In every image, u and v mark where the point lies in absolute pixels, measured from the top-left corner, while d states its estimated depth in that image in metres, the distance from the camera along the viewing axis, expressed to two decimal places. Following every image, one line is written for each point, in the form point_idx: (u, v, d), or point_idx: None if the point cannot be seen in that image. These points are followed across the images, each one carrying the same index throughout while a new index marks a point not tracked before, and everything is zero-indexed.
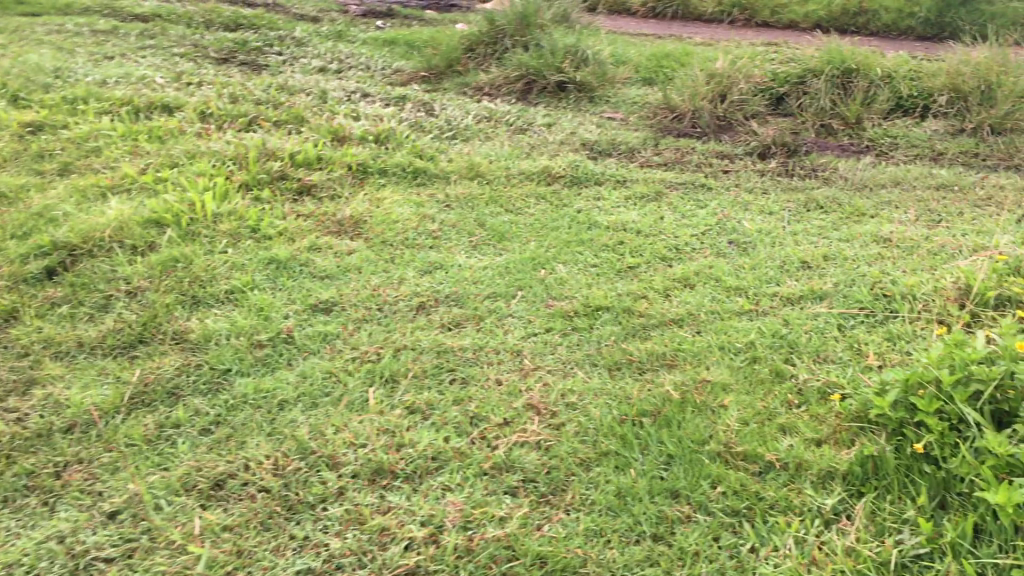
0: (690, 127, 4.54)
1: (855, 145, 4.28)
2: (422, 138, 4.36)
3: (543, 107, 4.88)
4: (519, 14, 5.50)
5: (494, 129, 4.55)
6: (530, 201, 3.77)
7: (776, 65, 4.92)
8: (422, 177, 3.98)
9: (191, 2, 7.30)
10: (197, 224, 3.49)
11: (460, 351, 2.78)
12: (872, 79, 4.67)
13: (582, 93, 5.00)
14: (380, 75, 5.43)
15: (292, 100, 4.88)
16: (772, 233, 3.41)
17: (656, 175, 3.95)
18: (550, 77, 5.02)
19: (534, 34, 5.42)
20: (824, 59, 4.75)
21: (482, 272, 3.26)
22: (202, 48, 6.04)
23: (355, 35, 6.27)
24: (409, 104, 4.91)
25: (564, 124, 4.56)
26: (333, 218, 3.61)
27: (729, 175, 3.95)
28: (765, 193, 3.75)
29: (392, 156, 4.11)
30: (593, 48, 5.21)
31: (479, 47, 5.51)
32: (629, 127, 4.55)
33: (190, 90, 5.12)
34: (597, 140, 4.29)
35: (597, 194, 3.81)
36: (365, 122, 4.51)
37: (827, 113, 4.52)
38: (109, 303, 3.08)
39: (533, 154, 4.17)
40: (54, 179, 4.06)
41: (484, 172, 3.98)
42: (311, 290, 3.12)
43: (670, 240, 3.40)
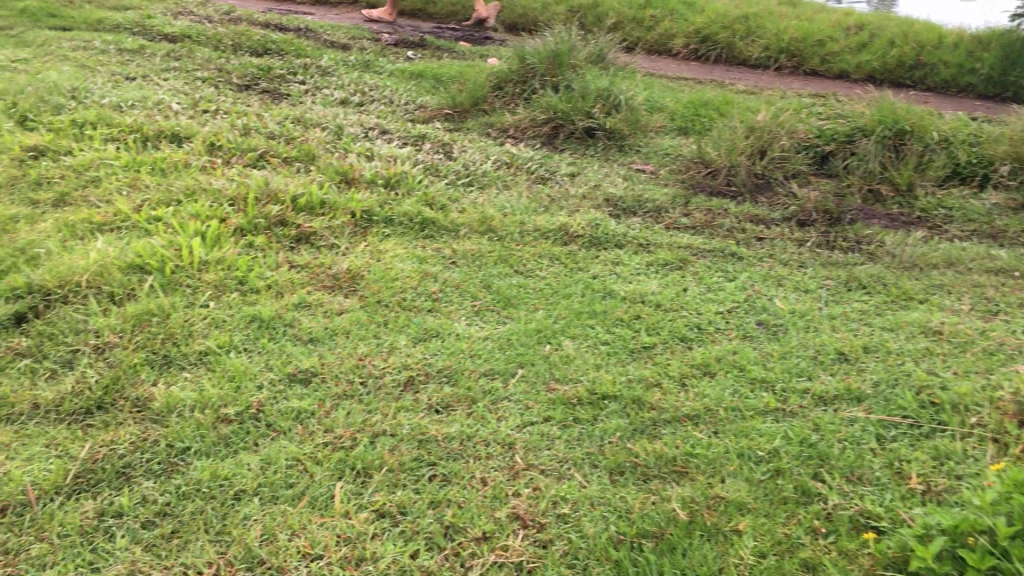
0: (725, 185, 4.24)
1: (905, 216, 3.96)
2: (436, 183, 4.09)
3: (569, 153, 4.60)
4: (552, 52, 5.21)
5: (513, 176, 4.27)
6: (543, 261, 3.48)
7: (823, 121, 4.66)
8: (429, 229, 3.71)
9: (222, 23, 7.14)
10: (183, 272, 3.21)
11: (444, 442, 2.48)
12: (928, 143, 4.35)
13: (611, 141, 4.71)
14: (403, 110, 5.21)
15: (306, 135, 4.64)
16: (807, 316, 3.10)
17: (683, 239, 3.64)
18: (579, 122, 4.74)
19: (566, 74, 5.15)
20: (876, 117, 4.43)
21: (480, 344, 2.96)
22: (225, 73, 5.85)
23: (383, 65, 6.06)
24: (428, 144, 4.66)
25: (590, 175, 4.28)
26: (327, 271, 3.34)
27: (764, 244, 3.64)
28: (801, 266, 3.46)
29: (400, 204, 3.84)
30: (627, 93, 4.94)
31: (508, 84, 5.31)
32: (659, 182, 4.25)
33: (204, 119, 4.90)
34: (622, 196, 3.99)
35: (616, 256, 3.52)
36: (377, 162, 4.26)
37: (875, 177, 4.22)
38: (74, 360, 2.80)
39: (553, 207, 3.90)
40: (46, 210, 3.83)
41: (497, 227, 3.70)
42: (291, 356, 2.83)
43: (691, 317, 3.10)
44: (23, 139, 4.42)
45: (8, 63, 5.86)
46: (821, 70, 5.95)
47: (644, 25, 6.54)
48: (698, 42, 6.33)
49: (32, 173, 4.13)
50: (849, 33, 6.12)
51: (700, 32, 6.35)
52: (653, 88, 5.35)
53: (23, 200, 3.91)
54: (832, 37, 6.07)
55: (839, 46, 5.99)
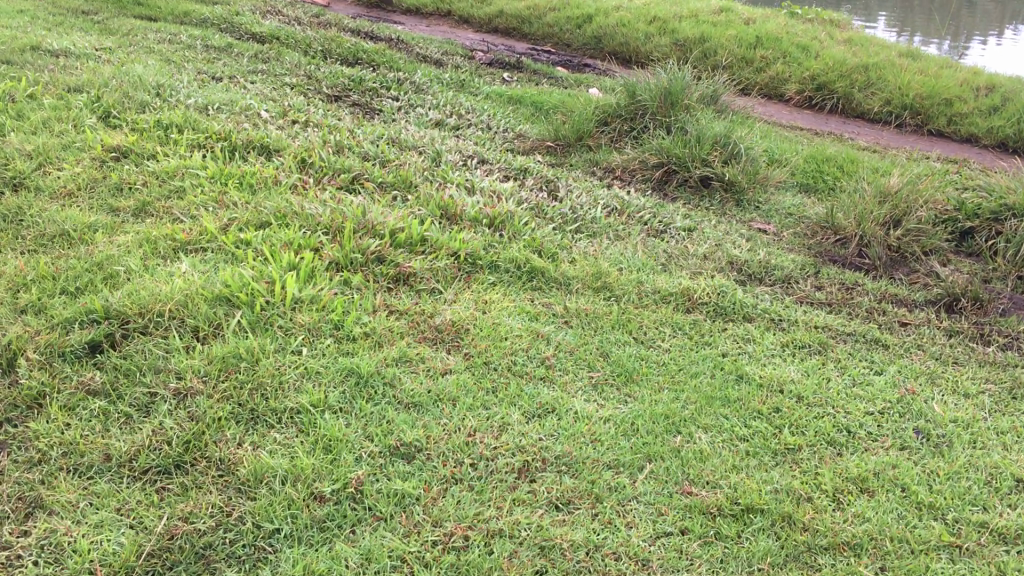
0: (856, 256, 3.88)
1: None
2: (543, 228, 3.78)
3: (682, 203, 4.26)
4: (664, 90, 4.90)
5: (625, 226, 3.94)
6: (665, 330, 3.14)
7: (961, 192, 4.30)
8: (538, 280, 3.40)
9: (310, 26, 6.90)
10: (274, 310, 2.91)
11: (570, 552, 2.14)
12: None
13: (728, 193, 4.35)
14: (501, 138, 4.92)
15: (402, 158, 4.35)
16: (972, 427, 2.74)
17: (819, 317, 3.30)
18: (694, 169, 4.40)
19: (679, 115, 4.81)
20: None
21: (601, 426, 2.63)
22: (315, 81, 5.60)
23: (479, 87, 5.78)
24: (531, 179, 4.35)
25: (708, 231, 3.94)
26: (430, 322, 3.04)
27: (909, 330, 3.29)
28: (955, 362, 3.11)
29: (506, 248, 3.54)
30: (746, 143, 4.59)
31: (615, 120, 4.99)
32: (784, 246, 3.91)
33: (294, 131, 4.64)
34: (747, 260, 3.66)
35: (745, 331, 3.18)
36: (479, 198, 3.94)
37: None
38: (151, 405, 2.50)
39: (673, 265, 3.58)
40: (127, 220, 3.57)
41: (612, 284, 3.37)
42: (392, 424, 2.50)
43: (839, 417, 2.75)
44: (106, 137, 4.17)
45: (93, 51, 5.66)
46: (948, 131, 5.50)
47: (754, 66, 6.25)
48: (813, 89, 5.98)
49: (113, 176, 3.88)
50: (978, 95, 5.71)
51: (815, 78, 6.00)
52: (769, 138, 5.00)
53: (102, 206, 3.65)
54: (959, 97, 5.65)
55: (969, 107, 5.55)
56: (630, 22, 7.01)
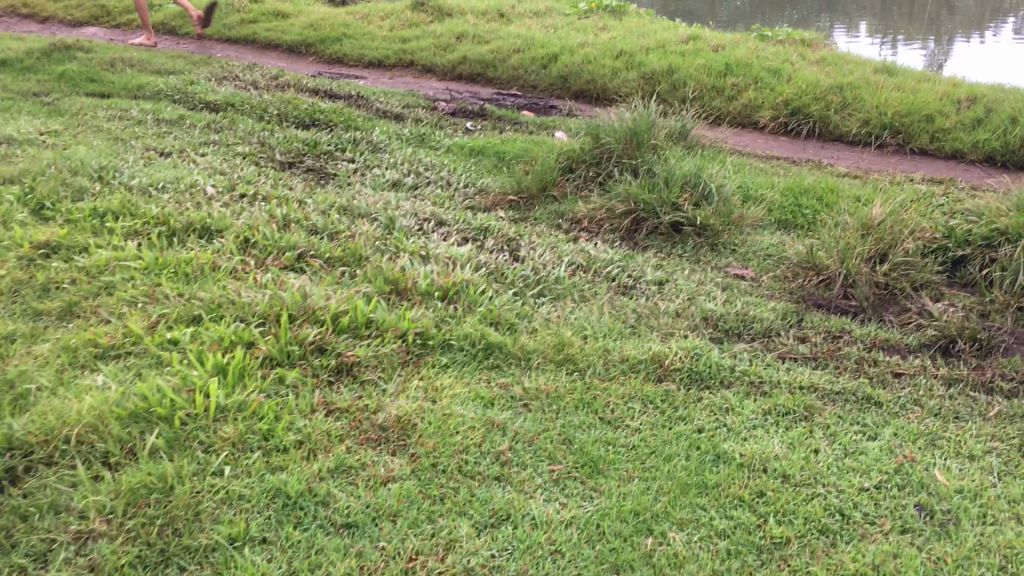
0: (841, 297, 3.60)
1: None
2: (501, 295, 3.50)
3: (653, 253, 3.99)
4: (629, 131, 4.67)
5: (591, 284, 3.67)
6: (634, 406, 2.85)
7: (951, 218, 4.02)
8: (495, 356, 3.12)
9: (267, 89, 6.68)
10: (196, 425, 2.63)
11: None
12: None
13: (701, 237, 4.08)
14: (461, 195, 4.66)
15: (353, 228, 4.08)
16: (980, 498, 2.44)
17: (802, 375, 3.00)
18: (664, 215, 4.14)
19: (645, 156, 4.56)
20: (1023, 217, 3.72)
21: (562, 531, 2.33)
22: (269, 148, 5.35)
23: (439, 140, 5.54)
24: (490, 239, 4.08)
25: (681, 283, 3.65)
26: (372, 419, 2.75)
27: (904, 382, 3.00)
28: (957, 418, 2.81)
29: (460, 323, 3.26)
30: (718, 181, 4.32)
31: (580, 166, 4.74)
32: (764, 292, 3.62)
33: (240, 205, 4.38)
34: (724, 314, 3.37)
35: (724, 399, 2.88)
36: (433, 265, 3.66)
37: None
38: (48, 553, 2.18)
39: (644, 327, 3.29)
40: (50, 324, 3.29)
41: (575, 355, 3.09)
42: (321, 555, 2.21)
43: (830, 498, 2.45)
44: (35, 232, 3.91)
45: (36, 135, 5.42)
46: (932, 148, 5.24)
47: (726, 94, 6.00)
48: (788, 114, 5.72)
49: (40, 275, 3.60)
50: (962, 107, 5.44)
51: (790, 103, 5.74)
52: (744, 172, 4.73)
53: (25, 310, 3.37)
54: (942, 112, 5.39)
55: (952, 121, 5.29)
56: (596, 58, 6.78)
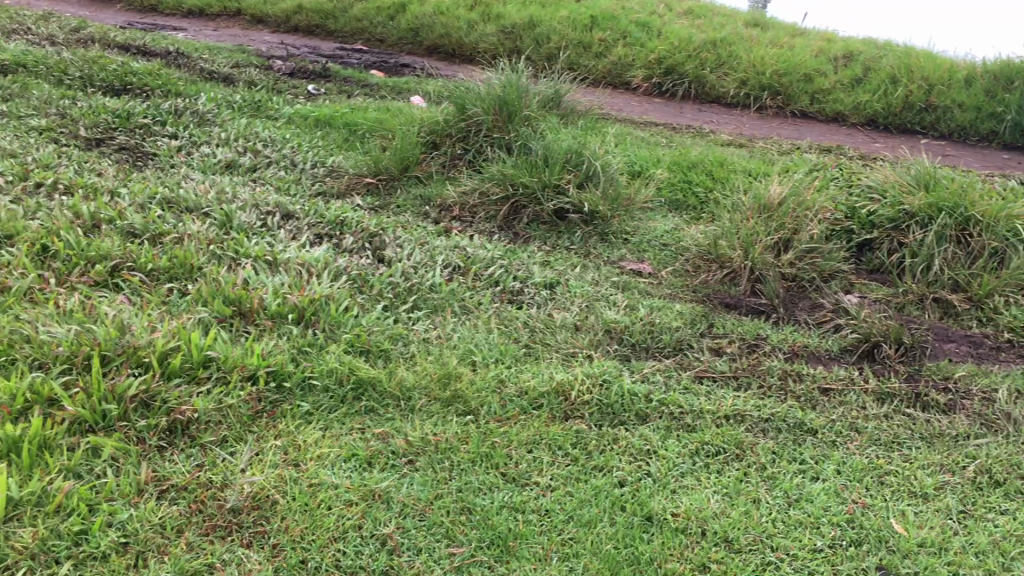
0: (749, 294, 3.29)
1: (990, 339, 3.04)
2: (369, 311, 2.96)
3: (539, 246, 3.54)
4: (499, 101, 4.18)
5: (473, 290, 3.17)
6: (541, 455, 2.38)
7: (849, 196, 3.74)
8: (367, 397, 2.58)
9: (67, 45, 5.72)
10: None
11: None
12: (1001, 236, 3.33)
13: (588, 225, 3.65)
14: (310, 178, 4.03)
15: (180, 227, 3.39)
16: (948, 554, 2.09)
17: (725, 399, 2.63)
18: (546, 202, 3.68)
19: (519, 130, 4.09)
20: (929, 197, 3.47)
21: None
22: (70, 120, 4.45)
23: (279, 108, 4.83)
24: (350, 234, 3.50)
25: (574, 286, 3.22)
26: (218, 500, 2.16)
27: (834, 401, 2.68)
28: (900, 444, 2.50)
29: (321, 355, 2.69)
30: (601, 159, 3.89)
31: (445, 141, 4.20)
32: (666, 292, 3.25)
33: (35, 197, 3.57)
34: (628, 325, 2.96)
35: (643, 439, 2.46)
36: (284, 276, 3.05)
37: (940, 281, 3.26)
38: None
39: (541, 348, 2.83)
40: None
41: (465, 390, 2.59)
42: None
43: (785, 567, 2.05)
44: None
45: None
46: (811, 111, 4.98)
47: (593, 52, 5.55)
48: (660, 74, 5.33)
49: None
50: (837, 65, 5.19)
51: (662, 62, 5.35)
52: (625, 145, 4.31)
53: None
54: (818, 71, 5.13)
55: (830, 81, 5.04)
56: (449, 9, 6.17)
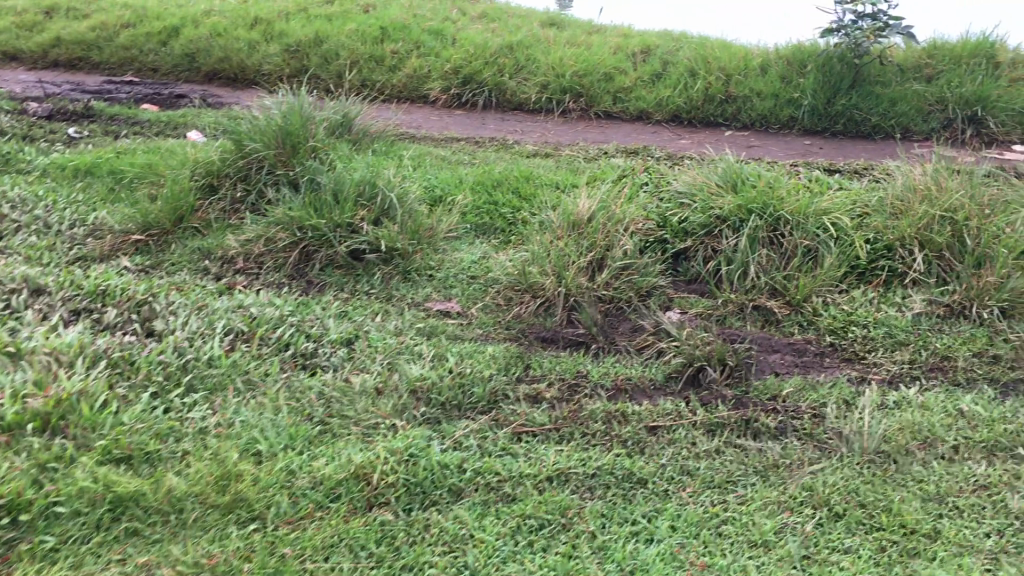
0: (566, 324, 3.05)
1: (813, 344, 2.92)
2: (134, 403, 2.52)
3: (334, 295, 3.18)
4: (280, 132, 3.79)
5: (259, 361, 2.79)
6: (340, 562, 2.03)
7: (659, 202, 3.57)
8: (129, 517, 2.15)
9: None
10: None
11: None
12: (811, 233, 3.23)
13: (389, 265, 3.32)
14: (67, 241, 3.51)
15: None
16: None
17: (546, 458, 2.38)
18: (339, 244, 3.33)
19: (305, 164, 3.72)
20: (738, 199, 3.34)
21: None
22: None
23: (31, 159, 4.24)
24: (113, 306, 3.03)
25: (376, 340, 2.89)
26: None
27: (663, 440, 2.47)
28: (733, 484, 2.31)
29: (71, 472, 2.23)
30: (397, 188, 3.57)
31: (224, 183, 3.76)
32: (477, 333, 2.97)
33: None
34: (436, 381, 2.65)
35: (457, 522, 2.16)
36: (25, 370, 2.50)
37: (757, 288, 3.12)
38: None
39: (339, 423, 2.49)
40: None
41: (249, 491, 2.21)
42: None
43: None
44: None
45: None
46: (615, 111, 4.83)
47: (385, 65, 5.21)
48: (458, 84, 5.05)
49: None
50: (636, 61, 5.07)
51: (459, 71, 5.08)
52: (424, 166, 4.00)
53: None
54: (618, 68, 4.98)
55: (630, 78, 4.90)
56: (226, 30, 5.68)
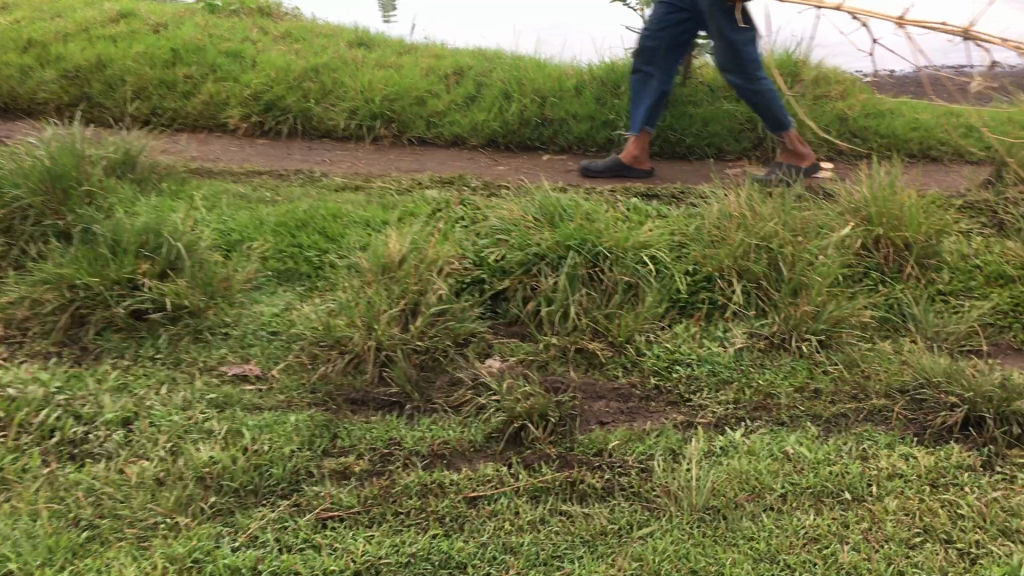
0: (378, 382, 2.80)
1: (638, 387, 2.79)
2: None
3: (112, 364, 2.81)
4: (48, 176, 3.36)
5: (16, 454, 2.39)
6: None
7: (475, 238, 3.38)
8: None
9: None
10: None
11: None
12: (631, 268, 3.11)
13: (177, 325, 2.97)
14: None
15: None
16: None
17: (355, 546, 2.12)
18: (119, 305, 2.96)
19: (79, 212, 3.31)
20: (556, 235, 3.19)
21: None
22: None
23: None
24: None
25: (160, 417, 2.54)
26: None
27: (484, 513, 2.26)
28: (559, 558, 2.12)
29: None
30: (186, 235, 3.21)
31: None
32: (278, 401, 2.68)
33: None
34: (229, 464, 2.34)
35: None
36: None
37: (579, 329, 2.97)
38: None
39: (110, 526, 2.15)
40: None
41: None
42: None
43: None
44: None
45: None
46: (429, 137, 4.62)
47: (178, 91, 4.79)
48: (260, 111, 4.70)
49: None
50: (449, 83, 4.87)
51: (260, 96, 4.72)
52: (220, 206, 3.65)
53: None
54: (430, 92, 4.78)
55: (443, 102, 4.70)
56: None
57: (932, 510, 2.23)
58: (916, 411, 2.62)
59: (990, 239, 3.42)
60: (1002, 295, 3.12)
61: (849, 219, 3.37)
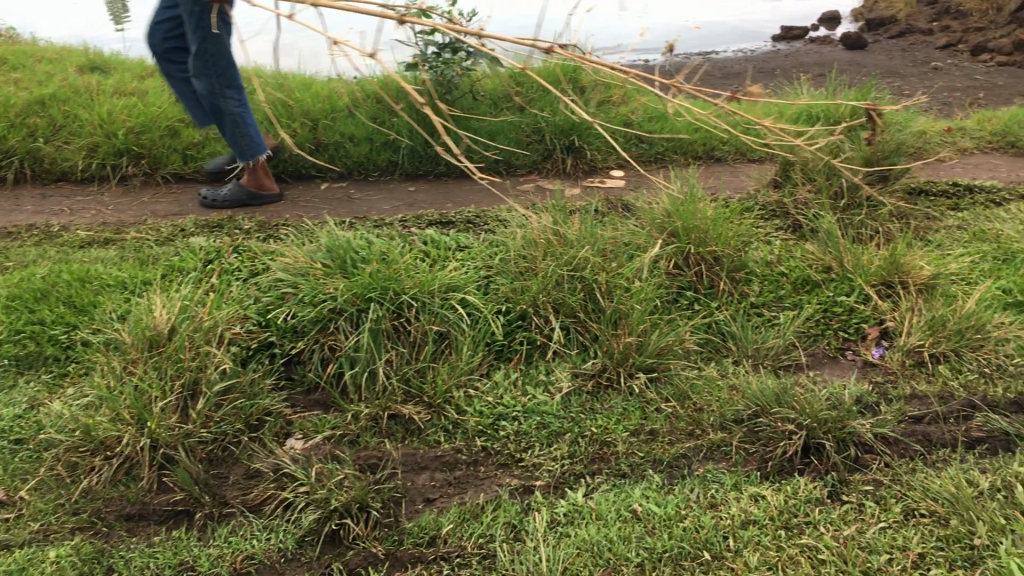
0: (158, 489, 2.34)
1: (464, 452, 2.49)
2: None
3: None
4: None
5: None
6: None
7: (257, 293, 2.96)
8: None
9: None
10: None
11: None
12: (439, 314, 2.83)
13: None
14: None
15: None
16: None
17: None
18: None
19: None
20: (352, 285, 2.83)
21: None
22: None
23: None
24: None
25: None
26: None
27: None
28: None
29: None
30: None
31: None
32: (33, 533, 2.17)
33: None
34: None
35: None
36: None
37: (390, 391, 2.64)
38: None
39: None
40: None
41: None
42: None
43: None
44: None
45: None
46: (188, 173, 4.13)
47: None
48: None
49: None
50: None
51: None
52: None
53: None
54: (185, 121, 4.27)
55: (202, 132, 4.28)
56: None
57: (793, 559, 2.08)
58: (754, 443, 2.49)
59: (788, 243, 3.46)
60: (811, 303, 3.10)
61: (656, 236, 3.26)
